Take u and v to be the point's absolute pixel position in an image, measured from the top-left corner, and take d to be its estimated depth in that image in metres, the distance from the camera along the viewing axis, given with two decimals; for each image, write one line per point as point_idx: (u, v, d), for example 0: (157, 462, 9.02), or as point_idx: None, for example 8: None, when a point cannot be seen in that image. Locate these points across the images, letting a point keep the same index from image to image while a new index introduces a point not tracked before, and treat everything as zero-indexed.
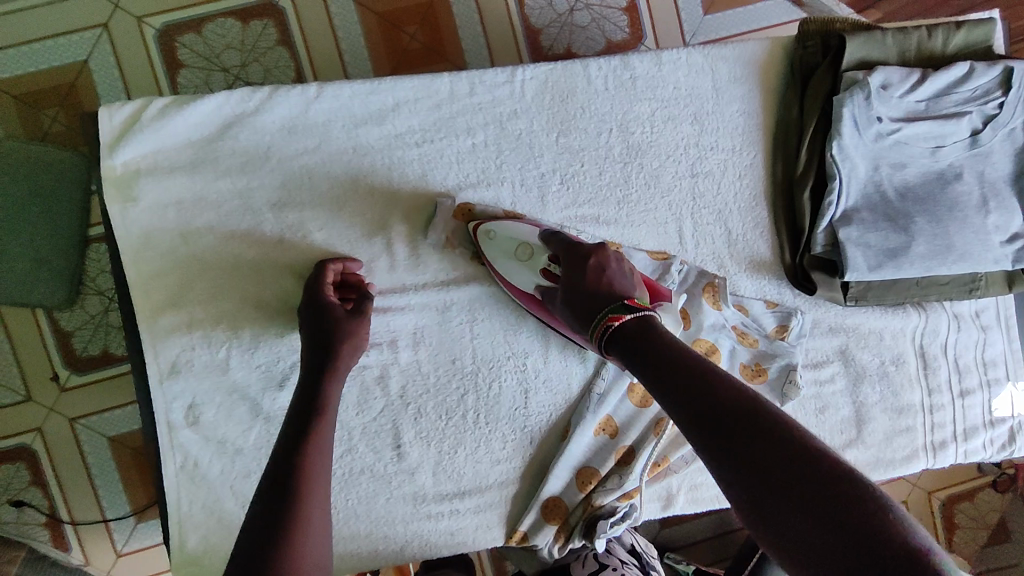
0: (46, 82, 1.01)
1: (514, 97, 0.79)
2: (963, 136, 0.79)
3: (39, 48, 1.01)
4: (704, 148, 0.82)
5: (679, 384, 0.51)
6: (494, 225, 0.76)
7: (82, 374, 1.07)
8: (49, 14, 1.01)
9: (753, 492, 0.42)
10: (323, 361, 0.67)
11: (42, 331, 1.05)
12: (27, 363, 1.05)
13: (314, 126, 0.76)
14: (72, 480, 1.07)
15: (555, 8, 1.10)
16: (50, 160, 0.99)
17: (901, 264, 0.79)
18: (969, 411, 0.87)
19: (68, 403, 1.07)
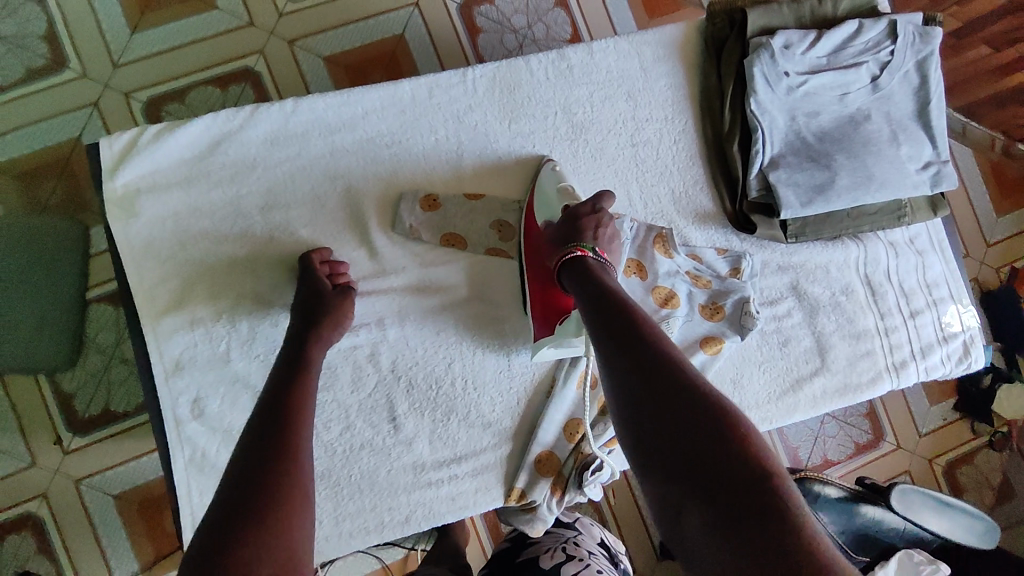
0: (44, 158, 1.12)
1: (467, 94, 0.88)
2: (865, 83, 0.90)
3: (35, 129, 1.12)
4: (641, 120, 0.92)
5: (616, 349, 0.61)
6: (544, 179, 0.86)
7: (84, 436, 1.12)
8: (46, 98, 1.12)
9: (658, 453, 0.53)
10: (304, 337, 0.75)
11: (44, 392, 1.11)
12: (29, 422, 1.11)
13: (293, 137, 0.84)
14: (80, 543, 1.11)
15: (505, 46, 1.26)
16: (51, 229, 1.09)
17: (828, 197, 0.87)
18: (922, 329, 0.94)
19: (72, 464, 1.12)
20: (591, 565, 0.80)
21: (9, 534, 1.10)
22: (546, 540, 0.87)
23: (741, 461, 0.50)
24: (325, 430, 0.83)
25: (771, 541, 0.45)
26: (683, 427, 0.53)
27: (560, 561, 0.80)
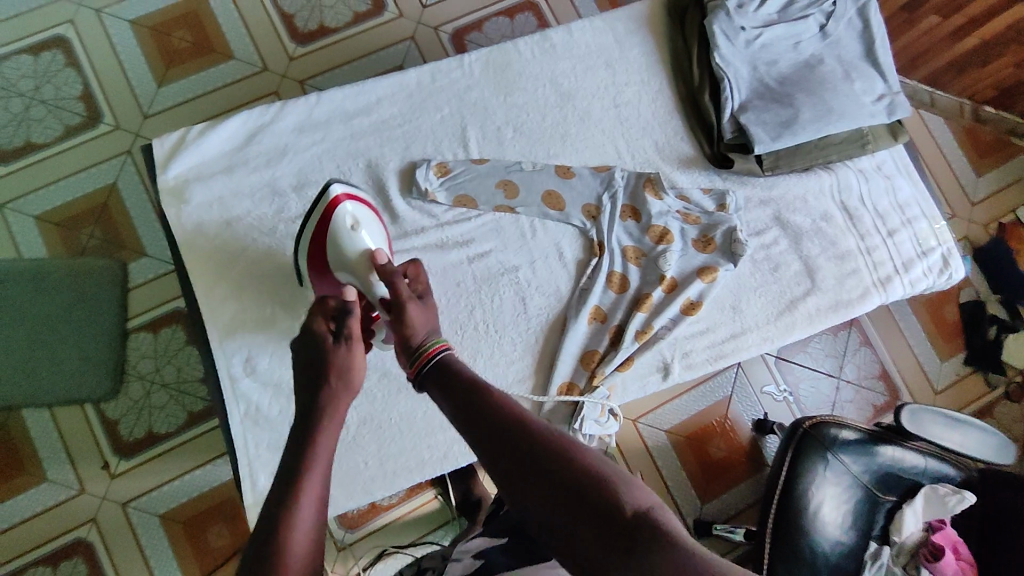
0: (81, 205, 1.33)
1: (465, 77, 1.00)
2: (814, 33, 1.02)
3: (71, 181, 1.33)
4: (621, 85, 1.03)
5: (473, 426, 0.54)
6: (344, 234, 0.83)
7: (129, 458, 1.26)
8: (80, 153, 1.35)
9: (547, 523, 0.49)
10: (316, 394, 0.64)
11: (88, 415, 1.26)
12: (77, 450, 1.24)
13: (318, 125, 0.97)
14: (126, 559, 1.22)
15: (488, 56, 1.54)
16: (91, 266, 1.29)
17: (795, 130, 0.97)
18: (901, 246, 1.02)
19: (118, 488, 1.24)
20: None
21: (62, 561, 1.21)
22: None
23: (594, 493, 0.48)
24: (366, 378, 0.91)
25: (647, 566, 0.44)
26: (557, 487, 0.49)
27: None
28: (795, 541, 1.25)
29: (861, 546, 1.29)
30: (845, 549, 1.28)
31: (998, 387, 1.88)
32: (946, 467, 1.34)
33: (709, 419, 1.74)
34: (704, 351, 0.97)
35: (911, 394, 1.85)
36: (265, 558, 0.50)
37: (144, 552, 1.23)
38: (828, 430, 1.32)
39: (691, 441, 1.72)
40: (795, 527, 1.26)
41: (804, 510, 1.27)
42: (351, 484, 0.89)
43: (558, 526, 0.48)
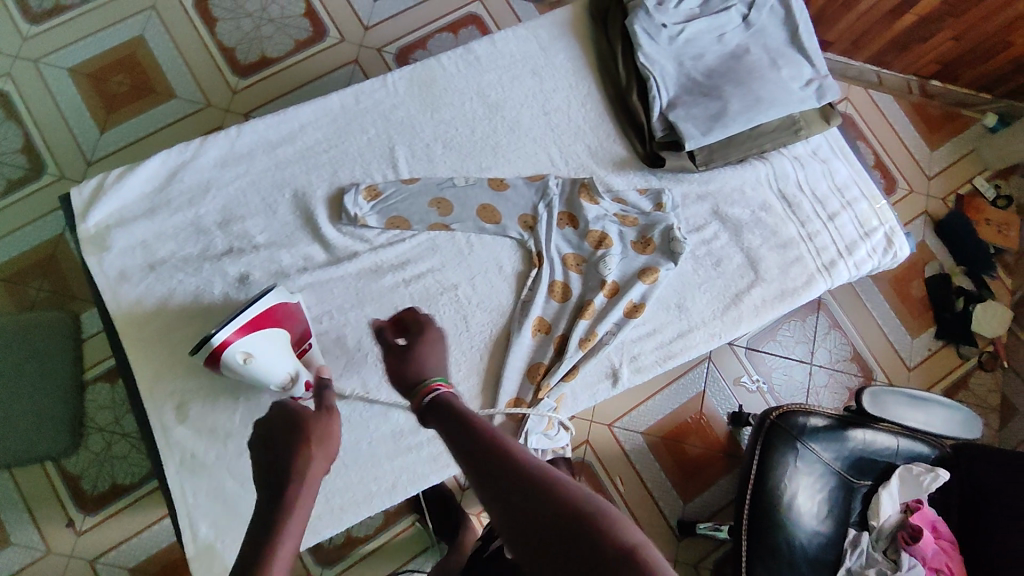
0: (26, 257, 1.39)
1: (389, 95, 0.98)
2: (737, 23, 1.01)
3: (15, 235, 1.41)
4: (549, 91, 1.01)
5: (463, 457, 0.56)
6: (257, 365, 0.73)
7: (91, 515, 1.29)
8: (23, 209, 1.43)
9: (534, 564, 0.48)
10: (294, 456, 0.65)
11: (49, 475, 1.29)
12: (40, 510, 1.28)
13: (241, 157, 0.93)
14: None
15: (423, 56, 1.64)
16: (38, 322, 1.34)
17: (726, 123, 0.96)
18: (843, 229, 1.02)
19: (83, 546, 1.28)
20: None
21: None
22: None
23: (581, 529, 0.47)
24: None
25: None
26: (538, 516, 0.49)
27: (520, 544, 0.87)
28: (773, 539, 1.23)
29: (840, 535, 1.28)
30: (824, 540, 1.26)
31: (970, 358, 1.88)
32: (919, 446, 1.34)
33: (684, 417, 1.74)
34: (653, 353, 0.96)
35: (885, 373, 1.85)
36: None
37: None
38: (796, 419, 1.31)
39: (668, 441, 1.72)
40: (773, 522, 1.24)
41: (778, 504, 1.25)
42: None
43: (534, 553, 0.48)
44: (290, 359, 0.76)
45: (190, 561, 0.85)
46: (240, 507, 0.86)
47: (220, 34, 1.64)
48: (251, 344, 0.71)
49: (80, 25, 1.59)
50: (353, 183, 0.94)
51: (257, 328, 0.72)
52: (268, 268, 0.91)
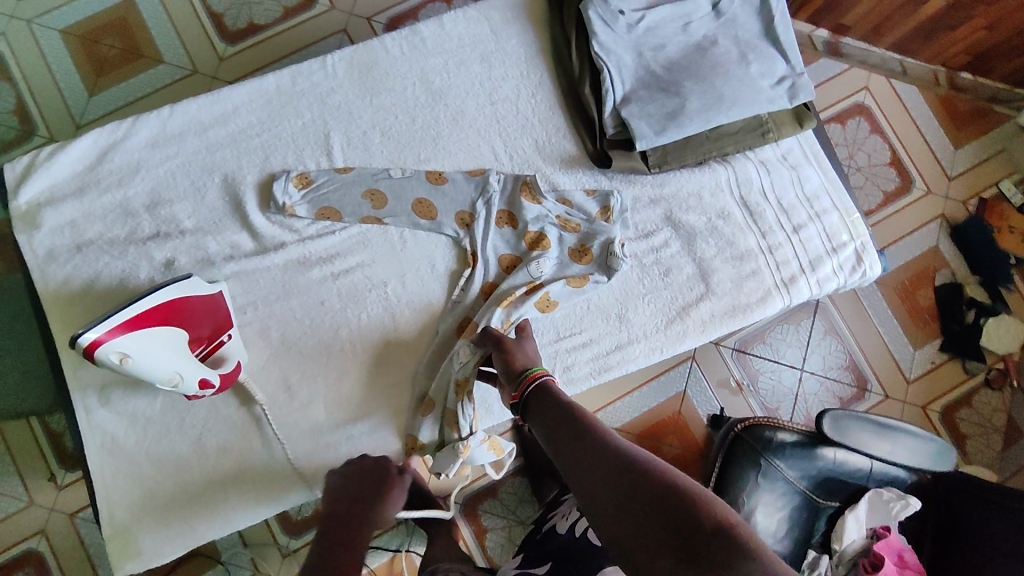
0: None
1: (327, 78, 0.94)
2: (706, 11, 0.93)
3: None
4: (497, 79, 0.96)
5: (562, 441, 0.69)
6: (138, 369, 0.70)
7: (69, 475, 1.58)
8: None
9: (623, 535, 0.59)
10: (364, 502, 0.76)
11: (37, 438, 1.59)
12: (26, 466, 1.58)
13: (172, 138, 0.91)
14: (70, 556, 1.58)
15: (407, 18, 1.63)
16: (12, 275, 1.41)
17: (681, 122, 0.89)
18: (808, 243, 0.94)
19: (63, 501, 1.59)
20: None
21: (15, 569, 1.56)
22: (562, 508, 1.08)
23: (680, 509, 0.57)
24: (223, 405, 0.87)
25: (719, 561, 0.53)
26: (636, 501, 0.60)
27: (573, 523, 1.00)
28: None
29: (798, 556, 1.23)
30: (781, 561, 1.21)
31: (977, 375, 1.76)
32: (895, 470, 1.27)
33: (663, 415, 1.69)
34: (587, 365, 0.91)
35: (881, 384, 1.75)
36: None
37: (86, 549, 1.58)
38: (762, 432, 1.26)
39: (643, 439, 1.69)
40: None
41: None
42: (212, 513, 0.86)
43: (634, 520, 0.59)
44: (184, 360, 0.74)
45: (105, 544, 0.84)
46: (156, 492, 0.86)
47: None
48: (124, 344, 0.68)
49: None
50: (285, 170, 0.91)
51: (138, 330, 0.70)
52: (194, 254, 0.89)
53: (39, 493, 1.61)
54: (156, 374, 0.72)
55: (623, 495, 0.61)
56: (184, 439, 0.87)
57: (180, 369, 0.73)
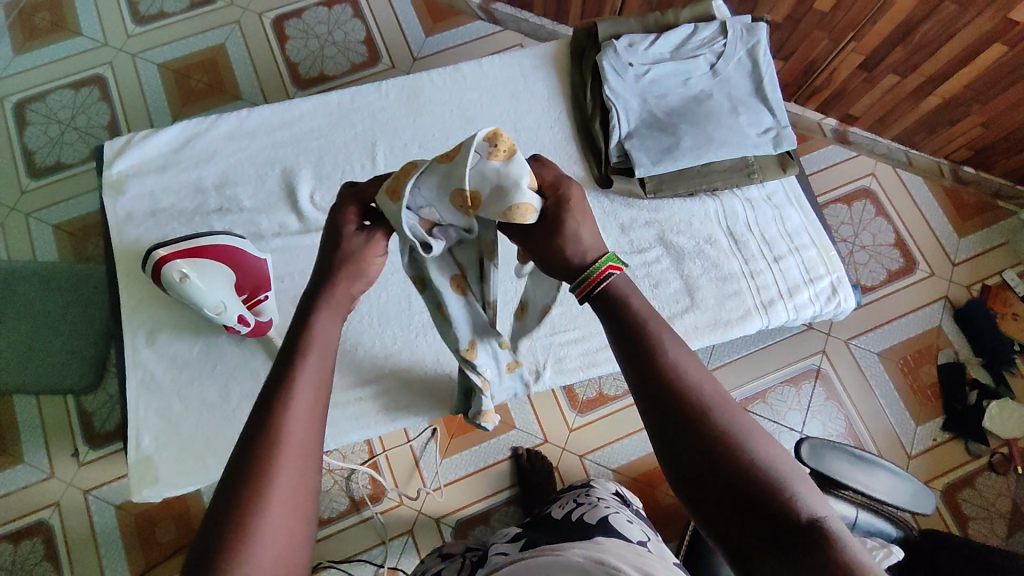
0: (89, 221, 1.88)
1: (378, 98, 1.11)
2: (705, 70, 1.08)
3: (65, 205, 1.89)
4: (522, 112, 1.12)
5: (639, 387, 0.66)
6: (189, 290, 0.89)
7: (94, 451, 1.73)
8: (75, 180, 1.92)
9: (674, 471, 0.63)
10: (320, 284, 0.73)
11: (71, 413, 1.75)
12: (55, 440, 1.73)
13: (245, 133, 1.09)
14: (76, 532, 1.67)
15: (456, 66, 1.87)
16: (90, 272, 1.82)
17: (675, 157, 1.03)
18: (787, 272, 1.04)
19: (82, 477, 1.70)
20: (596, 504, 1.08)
21: (27, 537, 1.66)
22: (562, 500, 1.17)
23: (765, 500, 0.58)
24: (251, 358, 0.99)
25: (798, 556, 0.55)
26: (712, 470, 0.61)
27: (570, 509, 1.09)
28: None
29: None
30: None
31: (981, 457, 1.76)
32: (882, 522, 1.30)
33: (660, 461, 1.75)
34: None
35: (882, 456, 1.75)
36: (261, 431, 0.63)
37: (92, 525, 1.67)
38: None
39: (639, 482, 1.73)
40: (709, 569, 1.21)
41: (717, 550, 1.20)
42: (226, 452, 0.96)
43: (704, 484, 0.61)
44: (227, 296, 0.90)
45: (129, 469, 0.95)
46: (180, 428, 0.96)
47: (289, 51, 2.02)
48: (182, 259, 0.89)
49: (174, 31, 2.04)
50: (334, 169, 1.08)
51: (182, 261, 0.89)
52: (248, 229, 1.05)
53: (61, 467, 1.71)
54: (204, 300, 0.90)
55: (699, 460, 0.61)
56: (212, 383, 0.98)
57: (225, 299, 0.90)
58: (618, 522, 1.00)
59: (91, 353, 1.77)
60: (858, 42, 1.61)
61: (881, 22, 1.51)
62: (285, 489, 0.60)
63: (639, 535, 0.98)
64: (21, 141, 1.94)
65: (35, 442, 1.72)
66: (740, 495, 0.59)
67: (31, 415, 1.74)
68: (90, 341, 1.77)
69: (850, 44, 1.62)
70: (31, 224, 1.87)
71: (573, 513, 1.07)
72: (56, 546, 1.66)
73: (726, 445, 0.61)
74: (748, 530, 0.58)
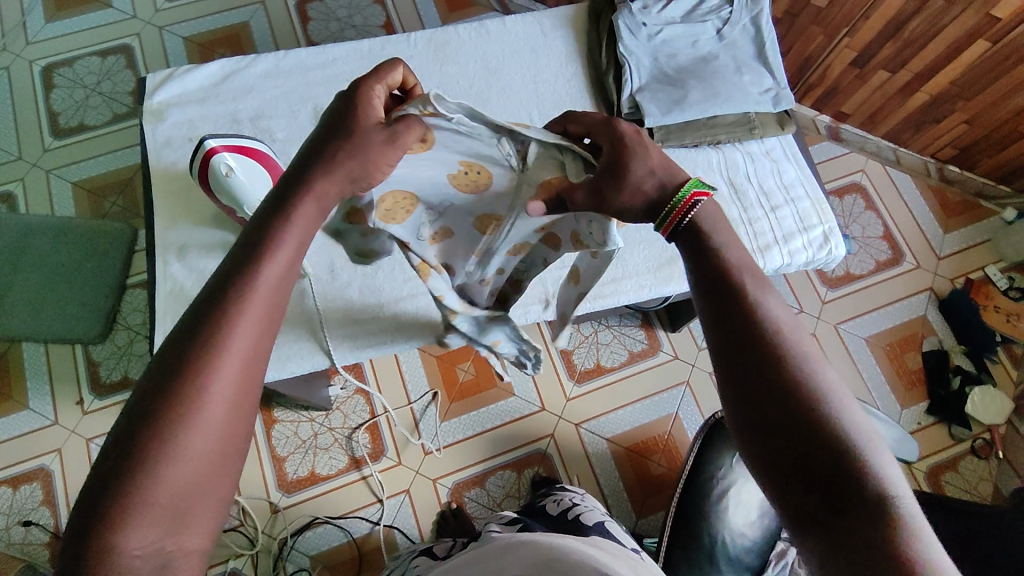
0: (108, 180, 1.93)
1: (408, 47, 1.19)
2: (712, 35, 1.18)
3: (85, 164, 1.94)
4: (541, 66, 1.20)
5: (717, 330, 0.65)
6: (229, 185, 0.93)
7: (97, 401, 1.75)
8: (95, 141, 1.97)
9: (739, 418, 0.62)
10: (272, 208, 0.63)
11: (77, 362, 1.77)
12: (60, 388, 1.75)
13: (281, 73, 1.16)
14: (75, 479, 1.68)
15: None
16: (104, 228, 1.86)
17: (684, 108, 1.11)
18: (782, 220, 1.11)
19: (84, 426, 1.72)
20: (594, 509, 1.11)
21: (26, 483, 1.67)
22: (558, 497, 1.20)
23: (839, 461, 0.56)
24: None
25: (862, 524, 0.53)
26: (783, 423, 0.59)
27: (565, 507, 1.13)
28: (696, 531, 1.30)
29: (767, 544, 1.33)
30: (749, 547, 1.31)
31: (963, 442, 1.82)
32: None
33: (651, 434, 1.80)
34: (582, 292, 1.14)
35: None
36: (172, 366, 0.55)
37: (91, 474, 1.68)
38: None
39: (632, 453, 1.78)
40: (699, 511, 1.32)
41: (709, 495, 1.32)
42: None
43: (774, 438, 0.59)
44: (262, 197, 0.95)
45: None
46: None
47: (311, 31, 2.11)
48: (228, 152, 0.93)
49: (199, 7, 2.12)
50: None
51: (209, 161, 0.92)
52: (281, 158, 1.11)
53: (64, 416, 1.73)
54: (241, 196, 0.93)
55: (774, 412, 0.59)
56: None
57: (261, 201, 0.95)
58: (614, 531, 1.05)
59: (102, 305, 1.80)
60: (852, 38, 1.71)
61: (874, 17, 1.62)
62: (205, 439, 0.54)
63: (630, 542, 1.04)
64: (46, 102, 2.00)
65: (40, 389, 1.75)
66: (808, 453, 0.57)
67: (37, 364, 1.77)
68: (100, 294, 1.81)
69: (844, 39, 1.72)
70: (51, 180, 1.93)
71: (568, 511, 1.12)
72: (54, 493, 1.67)
73: (805, 398, 0.59)
74: (811, 486, 0.56)
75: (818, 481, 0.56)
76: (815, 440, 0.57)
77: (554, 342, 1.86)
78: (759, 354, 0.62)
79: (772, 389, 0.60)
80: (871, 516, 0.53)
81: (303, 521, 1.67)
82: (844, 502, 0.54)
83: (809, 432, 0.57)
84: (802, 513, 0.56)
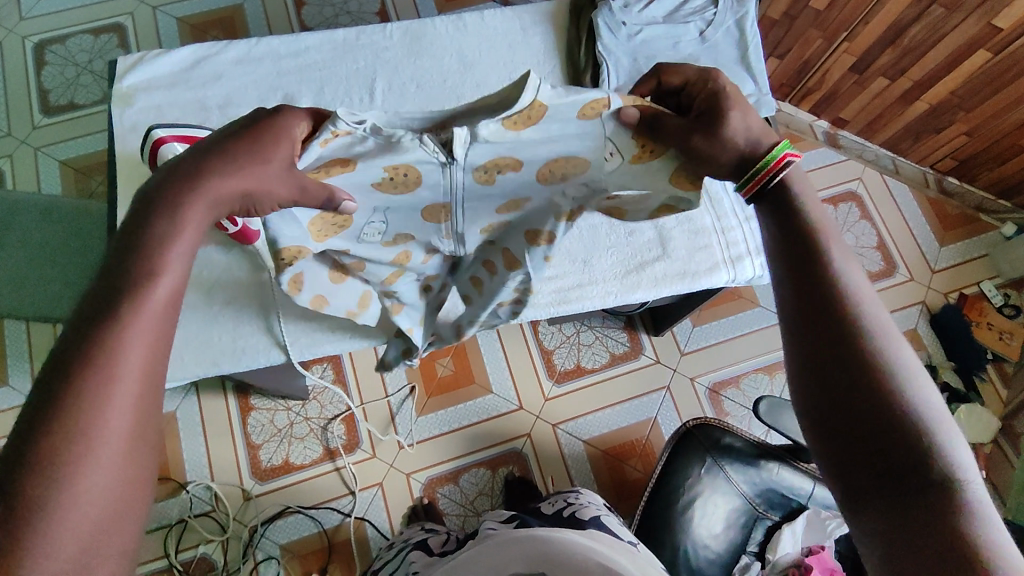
0: (95, 160, 1.93)
1: (383, 38, 1.16)
2: (694, 37, 1.16)
3: (73, 143, 1.94)
4: (518, 63, 1.18)
5: (797, 296, 0.65)
6: None
7: None
8: (85, 120, 1.97)
9: (807, 387, 0.63)
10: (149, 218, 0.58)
11: None
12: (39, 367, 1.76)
13: (253, 60, 1.14)
14: None
15: None
16: (89, 208, 1.86)
17: None
18: (755, 230, 1.17)
19: None
20: (588, 505, 1.10)
21: None
22: (552, 499, 1.18)
23: (905, 440, 0.56)
24: None
25: (921, 504, 0.53)
26: (853, 397, 0.59)
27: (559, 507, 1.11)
28: (661, 540, 1.28)
29: (731, 557, 1.30)
30: (713, 559, 1.29)
31: None
32: None
33: (629, 437, 1.79)
34: (547, 296, 1.11)
35: None
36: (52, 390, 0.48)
37: None
38: (713, 431, 1.37)
39: (609, 456, 1.77)
40: (664, 522, 1.30)
41: (675, 504, 1.31)
42: None
43: (840, 410, 0.60)
44: None
45: None
46: None
47: (305, 16, 2.09)
48: (177, 143, 0.90)
49: None
50: (334, 100, 1.13)
51: (157, 151, 0.89)
52: None
53: None
54: None
55: (845, 384, 0.60)
56: None
57: None
58: (612, 525, 1.04)
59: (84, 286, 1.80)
60: (851, 42, 1.66)
61: (874, 21, 1.57)
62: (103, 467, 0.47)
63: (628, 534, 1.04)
64: (37, 79, 2.00)
65: (19, 367, 1.75)
66: (873, 428, 0.57)
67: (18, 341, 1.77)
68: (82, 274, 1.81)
69: (843, 43, 1.67)
70: (39, 158, 1.93)
71: (564, 510, 1.10)
72: None
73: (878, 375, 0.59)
74: (874, 462, 0.57)
75: (884, 457, 0.56)
76: (883, 417, 0.57)
77: (534, 341, 1.85)
78: (846, 329, 0.61)
79: (846, 363, 0.60)
80: (933, 498, 0.53)
81: (275, 509, 1.67)
82: (906, 479, 0.55)
83: (878, 409, 0.57)
84: (860, 486, 0.57)
